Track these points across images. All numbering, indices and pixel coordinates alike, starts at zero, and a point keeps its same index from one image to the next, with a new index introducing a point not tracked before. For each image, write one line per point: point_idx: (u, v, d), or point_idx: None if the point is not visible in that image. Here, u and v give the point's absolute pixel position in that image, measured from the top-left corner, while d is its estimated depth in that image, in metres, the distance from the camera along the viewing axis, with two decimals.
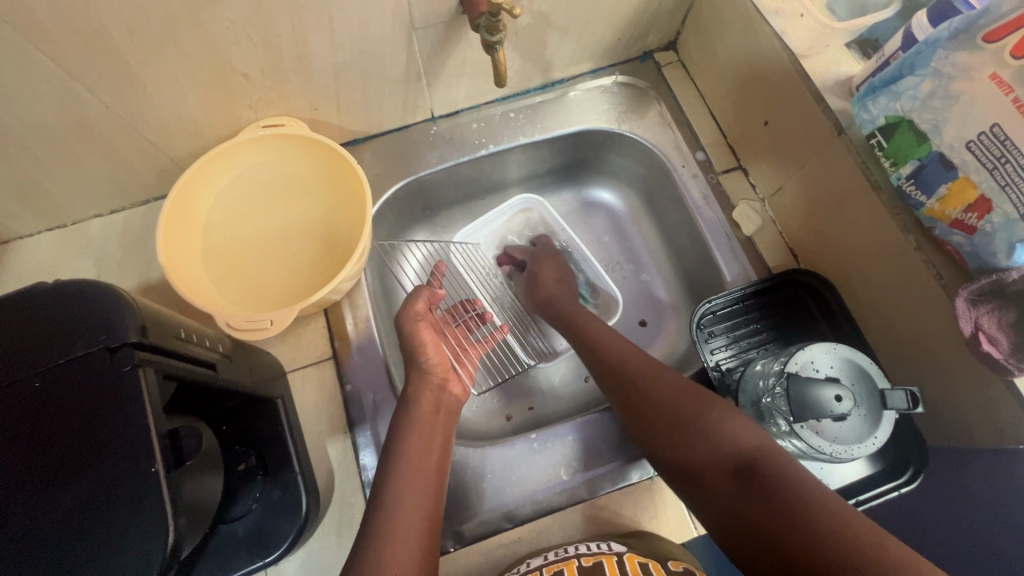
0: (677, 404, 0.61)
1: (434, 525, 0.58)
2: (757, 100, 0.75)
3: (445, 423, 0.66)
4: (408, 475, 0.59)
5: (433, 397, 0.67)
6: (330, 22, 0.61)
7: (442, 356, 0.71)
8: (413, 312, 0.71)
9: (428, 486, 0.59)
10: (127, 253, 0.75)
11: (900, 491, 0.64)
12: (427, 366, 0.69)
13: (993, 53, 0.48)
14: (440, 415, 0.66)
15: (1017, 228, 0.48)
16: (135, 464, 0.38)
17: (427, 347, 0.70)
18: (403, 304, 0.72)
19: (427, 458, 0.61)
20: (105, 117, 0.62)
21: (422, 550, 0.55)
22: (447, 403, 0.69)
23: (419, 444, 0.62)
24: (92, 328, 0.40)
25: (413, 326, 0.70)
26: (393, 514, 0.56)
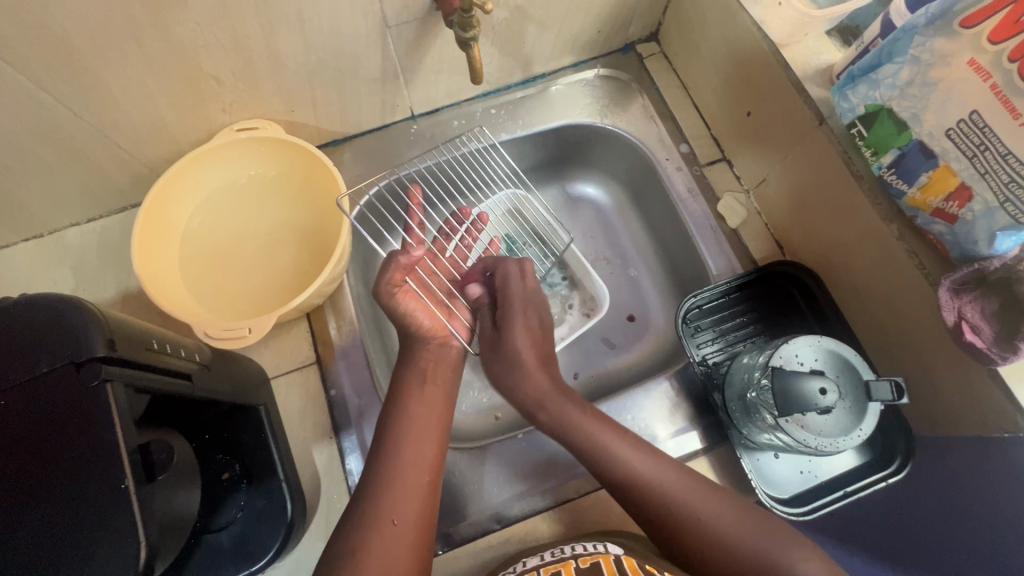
0: (691, 518, 0.56)
1: (437, 479, 0.59)
2: (738, 90, 0.74)
3: (449, 379, 0.67)
4: (408, 431, 0.60)
5: (434, 356, 0.68)
6: (300, 22, 0.60)
7: (435, 316, 0.69)
8: (387, 285, 0.65)
9: (434, 440, 0.60)
10: (106, 262, 0.74)
11: (889, 481, 0.63)
12: (421, 331, 0.67)
13: (970, 38, 0.47)
14: (441, 370, 0.67)
15: (998, 216, 0.48)
16: (104, 482, 0.38)
17: (417, 314, 0.67)
18: (376, 278, 0.65)
19: (431, 412, 0.62)
20: (75, 125, 0.61)
21: (425, 500, 0.56)
22: (451, 357, 0.69)
23: (425, 400, 0.63)
24: (56, 344, 0.39)
25: (393, 299, 0.65)
26: (395, 468, 0.57)
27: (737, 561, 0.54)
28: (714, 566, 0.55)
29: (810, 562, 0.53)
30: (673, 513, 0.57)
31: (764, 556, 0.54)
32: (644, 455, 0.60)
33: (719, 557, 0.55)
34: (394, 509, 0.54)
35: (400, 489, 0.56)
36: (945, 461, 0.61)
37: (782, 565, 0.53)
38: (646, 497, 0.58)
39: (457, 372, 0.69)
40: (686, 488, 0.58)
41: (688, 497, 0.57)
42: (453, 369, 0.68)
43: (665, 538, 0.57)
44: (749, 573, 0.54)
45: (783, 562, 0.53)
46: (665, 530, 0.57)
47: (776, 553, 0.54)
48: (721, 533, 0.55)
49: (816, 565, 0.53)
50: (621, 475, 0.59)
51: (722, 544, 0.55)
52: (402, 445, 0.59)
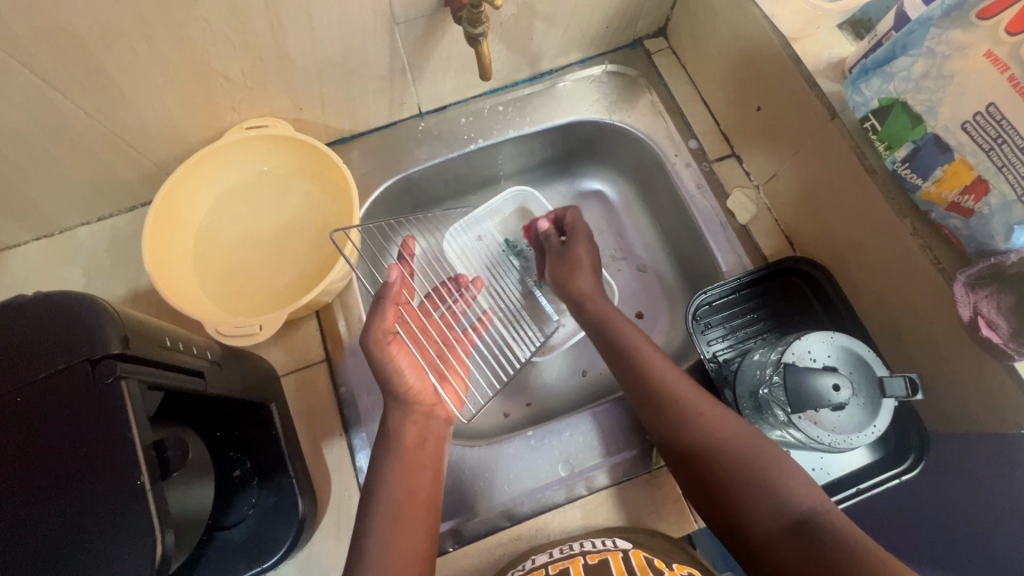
0: (699, 421, 0.60)
1: (433, 541, 0.59)
2: (748, 85, 0.74)
3: (434, 454, 0.63)
4: (394, 521, 0.57)
5: (419, 428, 0.64)
6: (309, 19, 0.60)
7: (421, 379, 0.66)
8: (376, 337, 0.62)
9: (422, 532, 0.58)
10: (117, 260, 0.75)
11: (901, 479, 0.63)
12: (406, 394, 0.64)
13: (988, 29, 0.46)
14: (428, 448, 0.63)
15: (1015, 210, 0.47)
16: (120, 478, 0.38)
17: (405, 370, 0.64)
18: (366, 327, 0.62)
19: (422, 503, 0.59)
20: (86, 124, 0.62)
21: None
22: (435, 431, 0.65)
23: (413, 485, 0.60)
24: (72, 339, 0.39)
25: (383, 351, 0.62)
26: (383, 565, 0.54)
27: (734, 464, 0.57)
28: (711, 463, 0.58)
29: (800, 484, 0.55)
30: (678, 400, 0.62)
31: (762, 468, 0.56)
32: (669, 366, 0.65)
33: (721, 453, 0.58)
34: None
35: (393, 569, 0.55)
36: (958, 457, 0.61)
37: (771, 473, 0.56)
38: (655, 379, 0.64)
39: (443, 445, 0.65)
40: (695, 395, 0.62)
41: (696, 403, 0.61)
42: (440, 442, 0.65)
43: (668, 421, 0.61)
44: (743, 473, 0.57)
45: (775, 472, 0.56)
46: (665, 400, 0.62)
47: (777, 471, 0.56)
48: (729, 439, 0.59)
49: (804, 484, 0.55)
50: (649, 373, 0.64)
51: (723, 448, 0.58)
52: (391, 533, 0.56)
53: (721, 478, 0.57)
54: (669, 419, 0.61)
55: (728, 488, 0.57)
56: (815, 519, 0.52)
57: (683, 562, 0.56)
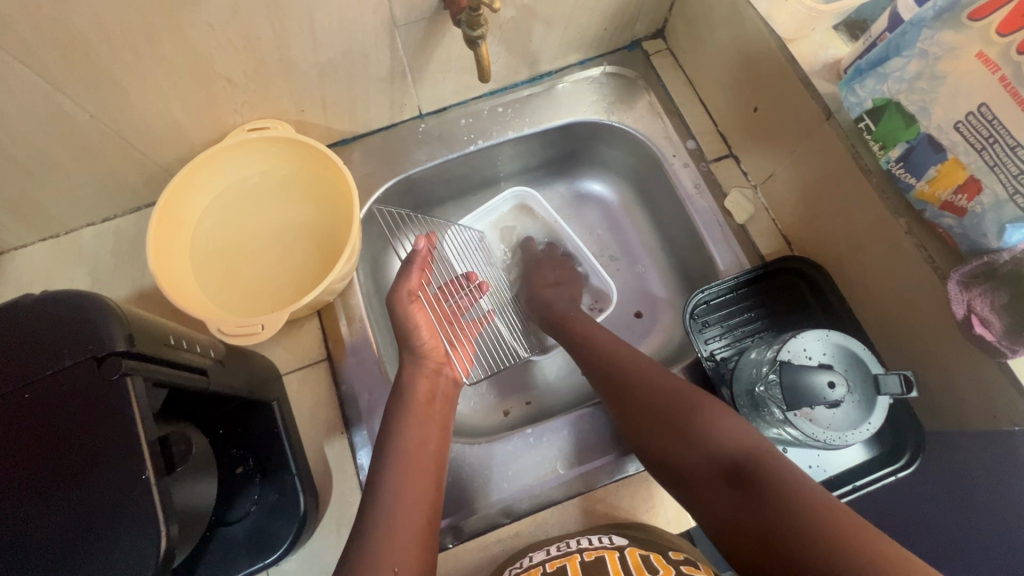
0: (637, 380, 0.64)
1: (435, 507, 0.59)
2: (746, 86, 0.74)
3: (443, 407, 0.67)
4: (407, 465, 0.59)
5: (430, 384, 0.68)
6: (310, 22, 0.60)
7: (436, 340, 0.72)
8: (402, 295, 0.70)
9: (432, 478, 0.60)
10: (121, 261, 0.76)
11: (898, 476, 0.63)
12: (420, 350, 0.70)
13: (979, 30, 0.47)
14: (437, 402, 0.67)
15: (1007, 209, 0.48)
16: (125, 473, 0.39)
17: (421, 330, 0.71)
18: (394, 285, 0.71)
19: (432, 453, 0.62)
20: (91, 126, 0.63)
21: (426, 536, 0.56)
22: (443, 388, 0.69)
23: (424, 435, 0.62)
24: (79, 337, 0.40)
25: (405, 309, 0.70)
26: (396, 508, 0.56)
27: (671, 416, 0.60)
28: (650, 419, 0.61)
29: (733, 428, 0.57)
30: (620, 365, 0.67)
31: (697, 417, 0.59)
32: (613, 340, 0.72)
33: (660, 406, 0.61)
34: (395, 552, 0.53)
35: (396, 524, 0.55)
36: (955, 455, 0.61)
37: (705, 420, 0.58)
38: (599, 351, 0.70)
39: (449, 405, 0.69)
40: (635, 360, 0.67)
41: (637, 366, 0.66)
42: (446, 402, 0.68)
43: (610, 386, 0.66)
44: (679, 422, 0.59)
45: (710, 420, 0.58)
46: (607, 367, 0.68)
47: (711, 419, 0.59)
48: (668, 393, 0.62)
49: (738, 429, 0.57)
50: (594, 347, 0.71)
51: (660, 401, 0.62)
52: (404, 480, 0.58)
53: (660, 431, 0.60)
54: (611, 383, 0.66)
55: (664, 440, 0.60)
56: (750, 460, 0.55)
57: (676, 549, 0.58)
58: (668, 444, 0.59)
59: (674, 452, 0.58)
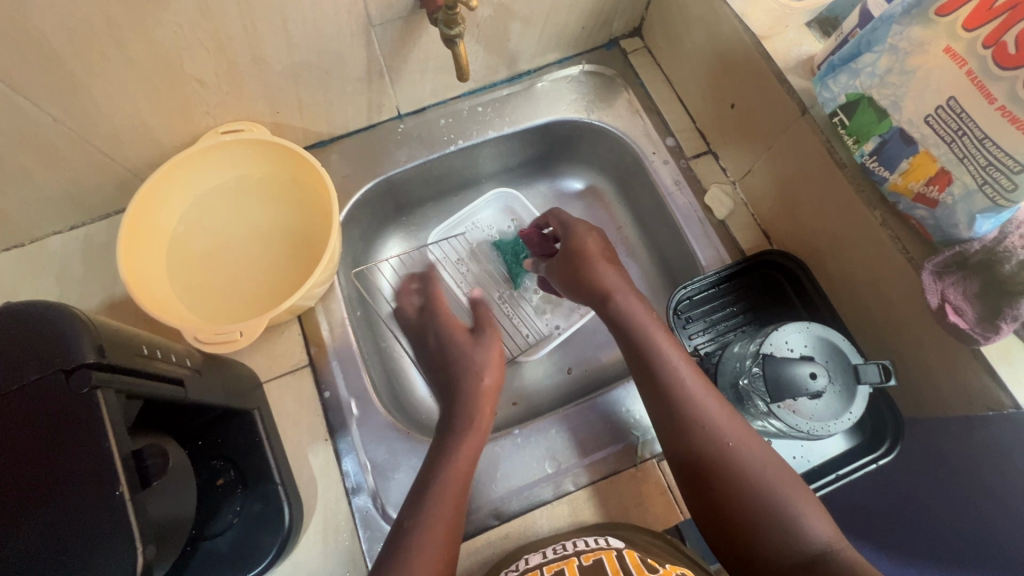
0: (719, 445, 0.58)
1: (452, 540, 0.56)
2: (722, 83, 0.75)
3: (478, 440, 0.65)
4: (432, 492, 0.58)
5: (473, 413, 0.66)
6: (284, 22, 0.59)
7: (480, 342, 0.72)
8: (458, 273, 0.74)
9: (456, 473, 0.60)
10: (91, 270, 0.73)
11: (879, 463, 0.64)
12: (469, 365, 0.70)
13: (946, 25, 0.47)
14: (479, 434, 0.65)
15: (976, 199, 0.49)
16: (97, 489, 0.37)
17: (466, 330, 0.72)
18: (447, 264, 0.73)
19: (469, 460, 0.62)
20: (55, 131, 0.60)
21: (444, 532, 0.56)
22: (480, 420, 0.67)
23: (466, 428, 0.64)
24: (45, 350, 0.39)
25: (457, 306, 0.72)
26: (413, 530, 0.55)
27: (753, 497, 0.55)
28: (723, 497, 0.56)
29: (817, 515, 0.54)
30: (702, 414, 0.60)
31: (771, 495, 0.55)
32: (702, 388, 0.62)
33: (735, 481, 0.56)
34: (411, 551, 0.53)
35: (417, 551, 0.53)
36: (931, 440, 0.63)
37: (784, 505, 0.54)
38: (684, 396, 0.61)
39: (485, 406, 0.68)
40: (719, 413, 0.60)
41: (719, 422, 0.59)
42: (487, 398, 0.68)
43: (686, 449, 0.59)
44: (756, 502, 0.55)
45: (789, 506, 0.54)
46: (687, 425, 0.60)
47: (762, 468, 0.57)
48: (743, 465, 0.57)
49: (819, 515, 0.54)
50: (676, 390, 0.61)
51: (735, 470, 0.57)
52: None
53: (735, 507, 0.56)
54: (689, 440, 0.59)
55: (711, 477, 0.57)
56: (791, 515, 0.54)
57: (676, 561, 0.56)
58: (740, 520, 0.55)
59: (747, 530, 0.55)
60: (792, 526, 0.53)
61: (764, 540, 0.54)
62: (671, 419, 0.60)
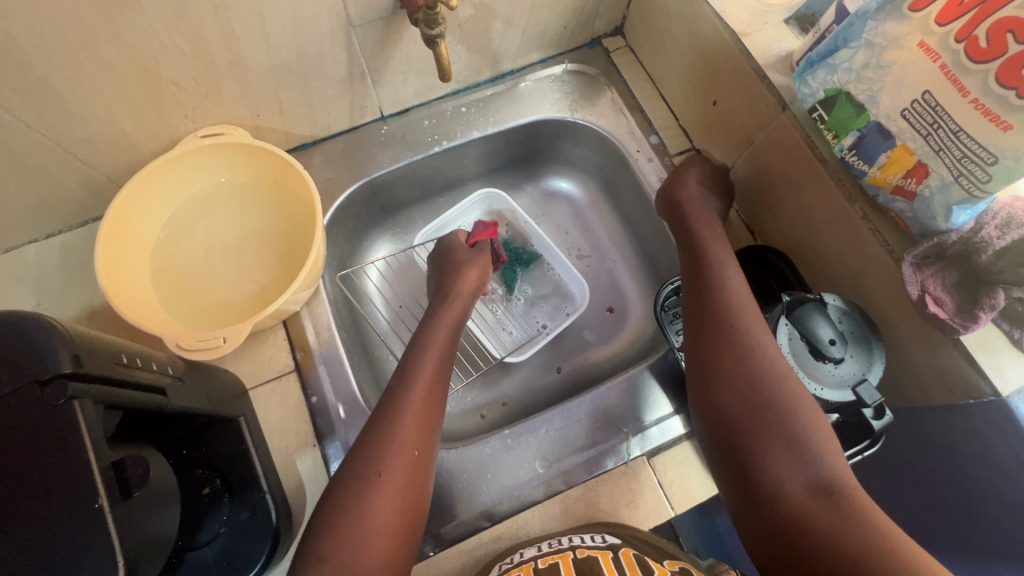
0: (757, 368, 0.55)
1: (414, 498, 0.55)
2: (704, 81, 0.76)
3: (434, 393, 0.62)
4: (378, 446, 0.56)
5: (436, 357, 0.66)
6: (261, 23, 0.59)
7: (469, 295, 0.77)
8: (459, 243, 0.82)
9: (414, 450, 0.56)
10: (69, 279, 0.71)
11: (865, 455, 0.60)
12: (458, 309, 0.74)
13: (919, 21, 0.48)
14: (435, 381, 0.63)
15: (953, 191, 0.50)
16: (74, 503, 0.36)
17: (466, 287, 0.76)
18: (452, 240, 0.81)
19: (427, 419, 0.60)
20: (26, 137, 0.59)
21: (396, 529, 0.53)
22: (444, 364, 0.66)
23: (420, 405, 0.60)
24: (17, 361, 0.38)
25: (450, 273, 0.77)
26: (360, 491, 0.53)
27: (777, 421, 0.52)
28: (746, 415, 0.53)
29: (836, 460, 0.50)
30: (744, 338, 0.58)
31: (787, 407, 0.52)
32: (754, 315, 0.60)
33: (763, 402, 0.53)
34: (357, 554, 0.50)
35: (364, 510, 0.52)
36: (916, 431, 0.63)
37: (805, 438, 0.51)
38: (726, 299, 0.61)
39: (440, 381, 0.64)
40: (767, 344, 0.57)
41: (752, 328, 0.58)
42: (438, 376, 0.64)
43: (714, 341, 0.59)
44: (777, 428, 0.52)
45: (808, 439, 0.51)
46: (721, 320, 0.60)
47: (795, 403, 0.53)
48: (767, 373, 0.55)
49: (839, 457, 0.50)
50: (724, 311, 0.60)
51: (767, 394, 0.54)
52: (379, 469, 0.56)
53: (754, 428, 0.53)
54: (729, 355, 0.57)
55: (744, 395, 0.54)
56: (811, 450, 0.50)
57: (671, 559, 0.57)
58: (756, 442, 0.52)
59: (760, 453, 0.51)
60: (810, 458, 0.50)
61: (775, 463, 0.50)
62: (718, 336, 0.59)
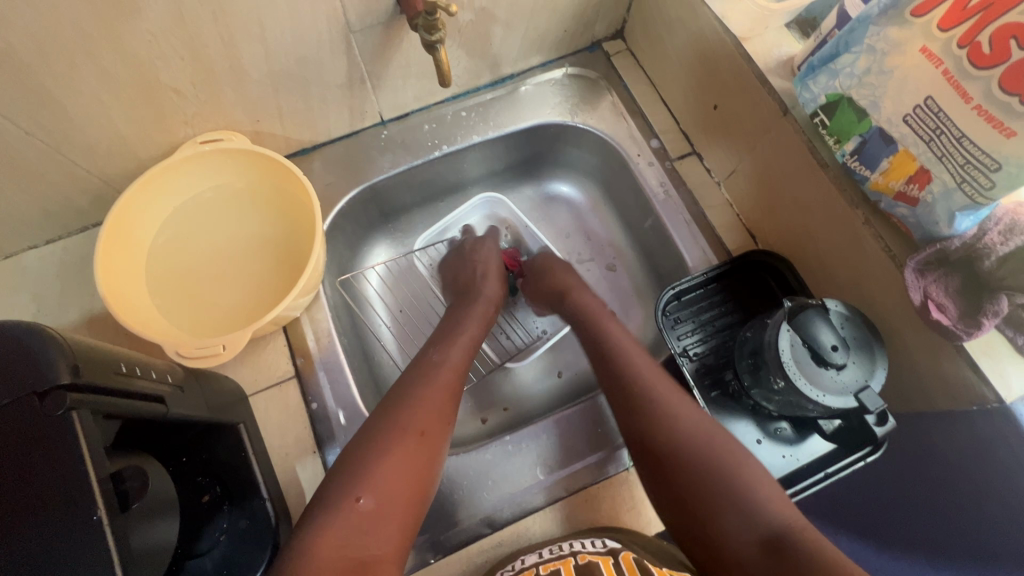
0: (681, 439, 0.57)
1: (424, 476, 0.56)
2: (705, 85, 0.75)
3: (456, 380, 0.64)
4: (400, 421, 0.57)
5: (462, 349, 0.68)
6: (261, 29, 0.58)
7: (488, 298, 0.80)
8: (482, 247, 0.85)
9: (429, 426, 0.58)
10: (69, 284, 0.71)
11: (867, 462, 0.61)
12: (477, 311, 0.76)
13: (922, 26, 0.48)
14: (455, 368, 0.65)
15: (955, 197, 0.50)
16: (71, 514, 0.36)
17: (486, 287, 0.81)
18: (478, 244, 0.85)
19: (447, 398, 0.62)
20: (25, 144, 0.58)
21: (399, 517, 0.53)
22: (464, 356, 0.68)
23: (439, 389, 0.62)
24: (16, 372, 0.37)
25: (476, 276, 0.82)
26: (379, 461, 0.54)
27: (714, 486, 0.54)
28: (688, 486, 0.55)
29: (780, 502, 0.52)
30: (659, 407, 0.60)
31: (723, 471, 0.55)
32: (668, 386, 0.62)
33: (696, 472, 0.55)
34: (370, 519, 0.51)
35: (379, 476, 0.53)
36: (918, 437, 0.63)
37: (745, 490, 0.53)
38: (634, 374, 0.63)
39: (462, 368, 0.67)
40: (685, 409, 0.60)
41: (666, 399, 0.61)
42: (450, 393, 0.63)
43: (632, 422, 0.61)
44: (718, 491, 0.54)
45: (750, 492, 0.53)
46: (638, 398, 0.61)
47: (729, 460, 0.55)
48: (686, 437, 0.57)
49: (780, 499, 0.53)
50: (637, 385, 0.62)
51: (702, 461, 0.56)
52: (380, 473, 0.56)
53: (694, 498, 0.54)
54: (649, 431, 0.59)
55: (677, 468, 0.56)
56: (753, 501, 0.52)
57: (671, 565, 0.57)
58: (702, 509, 0.54)
59: (709, 519, 0.53)
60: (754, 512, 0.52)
61: (722, 526, 0.52)
62: (635, 413, 0.61)
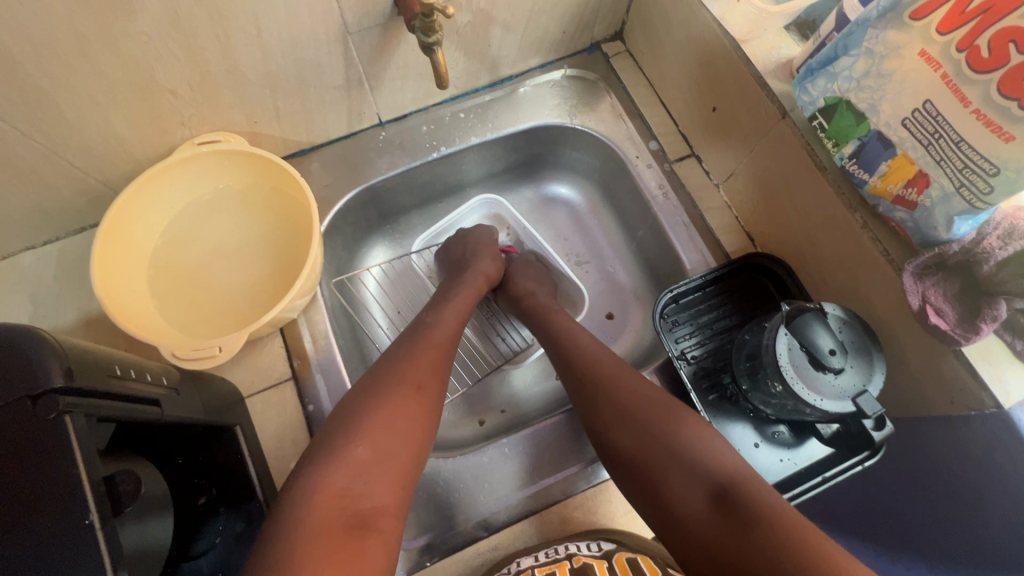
0: (631, 407, 0.58)
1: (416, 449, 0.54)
2: (704, 87, 0.75)
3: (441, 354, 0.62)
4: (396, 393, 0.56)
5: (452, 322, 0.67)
6: (257, 31, 0.58)
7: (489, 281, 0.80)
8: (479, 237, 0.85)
9: (416, 391, 0.57)
10: (66, 285, 0.71)
11: (866, 465, 0.62)
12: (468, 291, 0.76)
13: (921, 29, 0.48)
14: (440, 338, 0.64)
15: (954, 202, 0.50)
16: (64, 518, 0.36)
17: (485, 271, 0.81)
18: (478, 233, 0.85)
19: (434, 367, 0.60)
20: (22, 145, 0.58)
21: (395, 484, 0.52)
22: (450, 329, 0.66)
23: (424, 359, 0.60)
24: (8, 375, 0.37)
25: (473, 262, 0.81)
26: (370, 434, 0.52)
27: (663, 450, 0.54)
28: (637, 449, 0.56)
29: (732, 465, 0.53)
30: (608, 379, 0.61)
31: (672, 437, 0.55)
32: (616, 362, 0.63)
33: (645, 437, 0.56)
34: (361, 489, 0.49)
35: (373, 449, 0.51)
36: (916, 442, 0.63)
37: (695, 455, 0.53)
38: (585, 352, 0.65)
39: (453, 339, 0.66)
40: (632, 382, 0.61)
41: (616, 372, 0.62)
42: (439, 354, 0.63)
43: (585, 393, 0.62)
44: (667, 456, 0.54)
45: (700, 454, 0.53)
46: (586, 373, 0.62)
47: (679, 426, 0.56)
48: (641, 401, 0.58)
49: (733, 463, 0.53)
50: (586, 363, 0.63)
51: (651, 428, 0.56)
52: None
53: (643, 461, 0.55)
54: (601, 400, 0.60)
55: (627, 434, 0.57)
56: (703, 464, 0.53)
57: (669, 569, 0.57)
58: (651, 471, 0.54)
59: (659, 480, 0.53)
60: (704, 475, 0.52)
61: (670, 486, 0.52)
62: (586, 388, 0.62)
